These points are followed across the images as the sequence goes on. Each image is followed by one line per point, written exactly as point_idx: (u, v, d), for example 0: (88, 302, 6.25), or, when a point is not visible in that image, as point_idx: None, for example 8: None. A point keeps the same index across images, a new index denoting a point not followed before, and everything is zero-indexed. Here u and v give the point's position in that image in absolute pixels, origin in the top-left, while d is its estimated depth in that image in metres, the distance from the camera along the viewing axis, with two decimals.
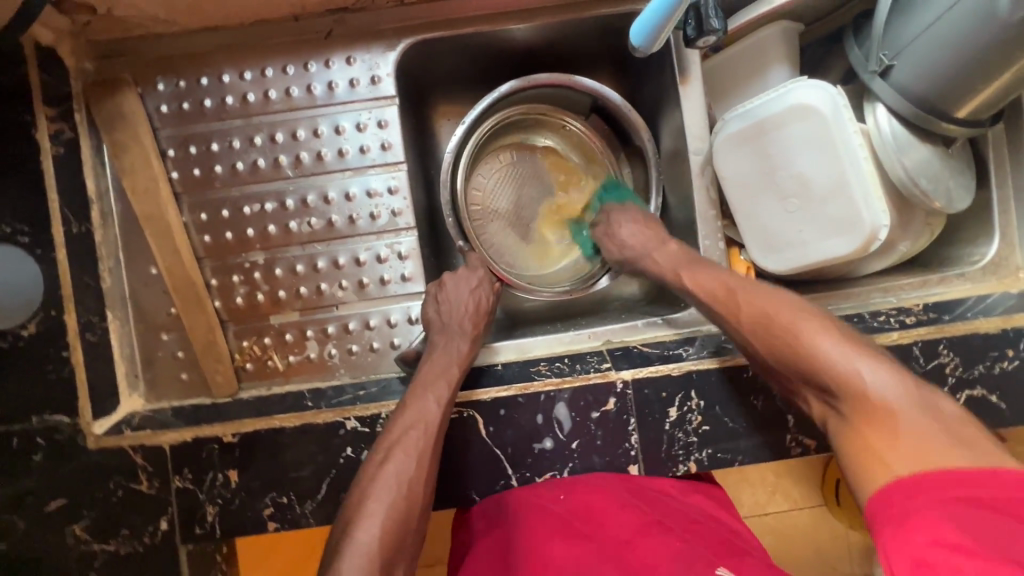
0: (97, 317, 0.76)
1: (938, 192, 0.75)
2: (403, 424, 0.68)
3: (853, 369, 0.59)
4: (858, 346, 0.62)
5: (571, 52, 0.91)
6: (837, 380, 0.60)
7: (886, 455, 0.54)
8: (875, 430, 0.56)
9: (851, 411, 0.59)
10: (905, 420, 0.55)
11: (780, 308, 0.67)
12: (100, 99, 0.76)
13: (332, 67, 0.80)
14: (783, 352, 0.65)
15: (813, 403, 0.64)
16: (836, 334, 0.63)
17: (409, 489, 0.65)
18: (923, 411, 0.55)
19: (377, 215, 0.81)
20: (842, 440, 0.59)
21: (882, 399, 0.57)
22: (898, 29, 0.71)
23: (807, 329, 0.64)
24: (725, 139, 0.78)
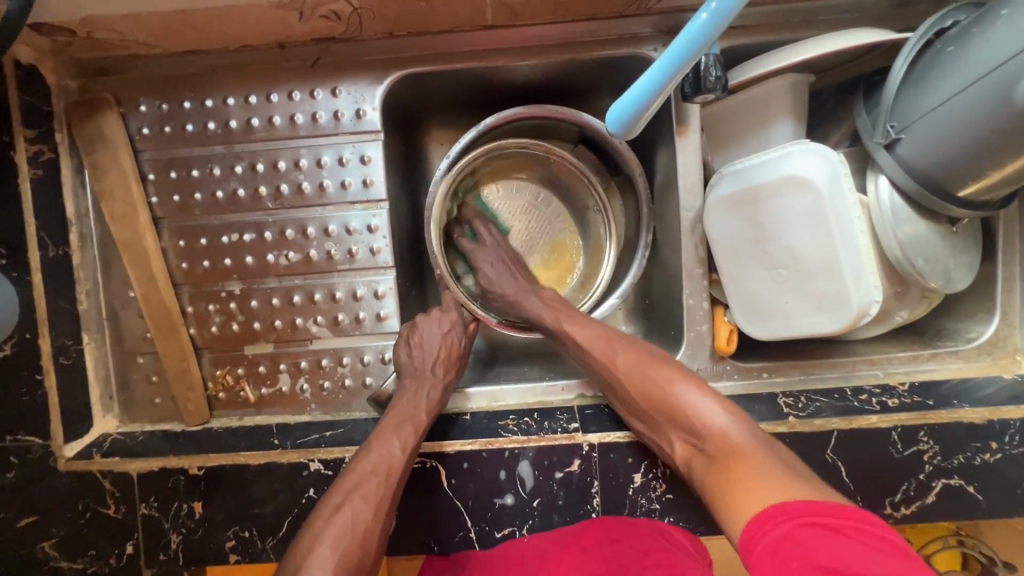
0: (72, 340, 0.77)
1: (935, 272, 0.71)
2: (364, 468, 0.65)
3: (706, 416, 0.63)
4: (718, 396, 0.65)
5: (568, 88, 0.87)
6: (695, 422, 0.63)
7: (749, 487, 0.54)
8: (732, 477, 0.57)
9: (712, 462, 0.60)
10: (750, 453, 0.58)
11: (648, 368, 0.69)
12: (80, 120, 0.75)
13: (317, 97, 0.77)
14: (652, 400, 0.67)
15: (679, 447, 0.65)
16: (699, 385, 0.66)
17: (364, 536, 0.60)
18: (771, 453, 0.58)
19: (355, 252, 0.79)
20: (711, 485, 0.59)
21: (728, 435, 0.60)
22: (909, 101, 0.67)
23: (674, 383, 0.66)
24: (717, 199, 0.75)
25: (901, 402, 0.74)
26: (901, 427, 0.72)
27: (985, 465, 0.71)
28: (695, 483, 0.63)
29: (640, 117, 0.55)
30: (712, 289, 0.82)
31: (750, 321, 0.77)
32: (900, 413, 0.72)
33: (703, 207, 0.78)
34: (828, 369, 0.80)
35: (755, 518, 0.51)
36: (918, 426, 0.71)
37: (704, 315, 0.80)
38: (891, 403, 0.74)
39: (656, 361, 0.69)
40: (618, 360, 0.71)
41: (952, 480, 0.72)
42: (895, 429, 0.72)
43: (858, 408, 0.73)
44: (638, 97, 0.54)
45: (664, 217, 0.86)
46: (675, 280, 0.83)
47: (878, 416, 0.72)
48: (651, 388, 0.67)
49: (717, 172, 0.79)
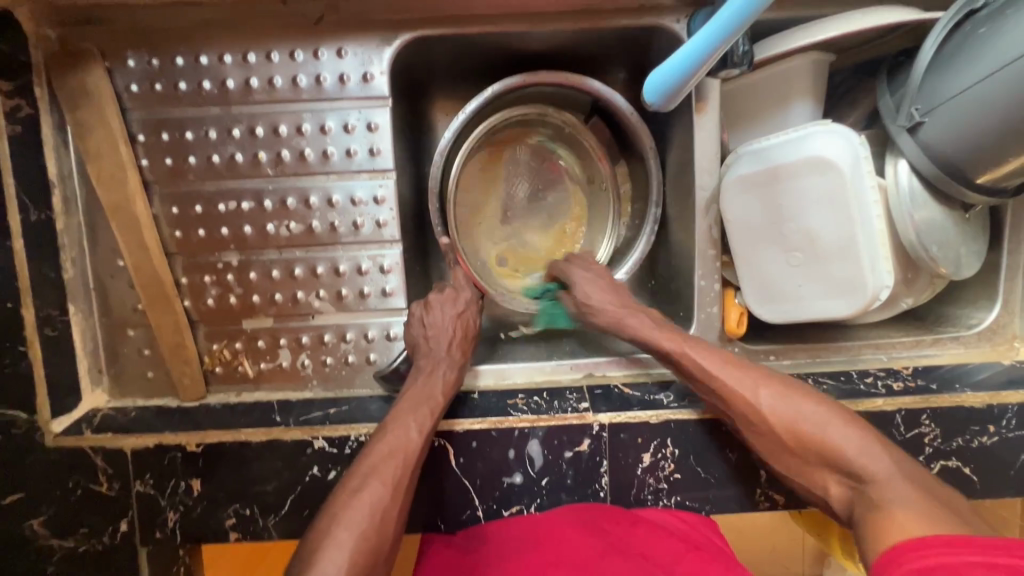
0: (58, 310, 0.72)
1: (947, 258, 0.71)
2: (382, 450, 0.64)
3: (862, 457, 0.61)
4: (872, 436, 0.63)
5: (583, 57, 0.84)
6: (858, 465, 0.61)
7: (901, 528, 0.53)
8: (880, 518, 0.56)
9: (866, 506, 0.59)
10: (907, 503, 0.56)
11: (791, 403, 0.66)
12: (62, 72, 0.69)
13: (321, 58, 0.73)
14: (799, 440, 0.64)
15: (830, 486, 0.64)
16: (849, 424, 0.63)
17: (382, 519, 0.59)
18: (927, 496, 0.57)
19: (360, 224, 0.76)
20: (863, 530, 0.57)
21: (890, 481, 0.59)
22: (936, 83, 0.66)
23: (824, 420, 0.64)
24: (735, 180, 0.74)
25: (905, 386, 0.75)
26: (904, 411, 0.72)
27: (982, 448, 0.73)
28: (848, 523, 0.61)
29: (680, 88, 0.60)
30: (724, 271, 0.81)
31: (761, 303, 0.77)
32: (905, 397, 0.73)
33: (720, 187, 0.77)
34: (833, 353, 0.81)
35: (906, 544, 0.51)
36: (922, 409, 0.72)
37: (715, 296, 0.80)
38: (896, 387, 0.75)
39: (797, 393, 0.67)
40: (758, 394, 0.67)
41: (950, 462, 0.73)
42: (898, 413, 0.72)
43: (865, 391, 0.74)
44: (678, 69, 0.58)
45: (677, 196, 0.84)
46: (686, 260, 0.82)
47: (884, 399, 0.73)
48: (806, 428, 0.64)
49: (734, 152, 0.78)
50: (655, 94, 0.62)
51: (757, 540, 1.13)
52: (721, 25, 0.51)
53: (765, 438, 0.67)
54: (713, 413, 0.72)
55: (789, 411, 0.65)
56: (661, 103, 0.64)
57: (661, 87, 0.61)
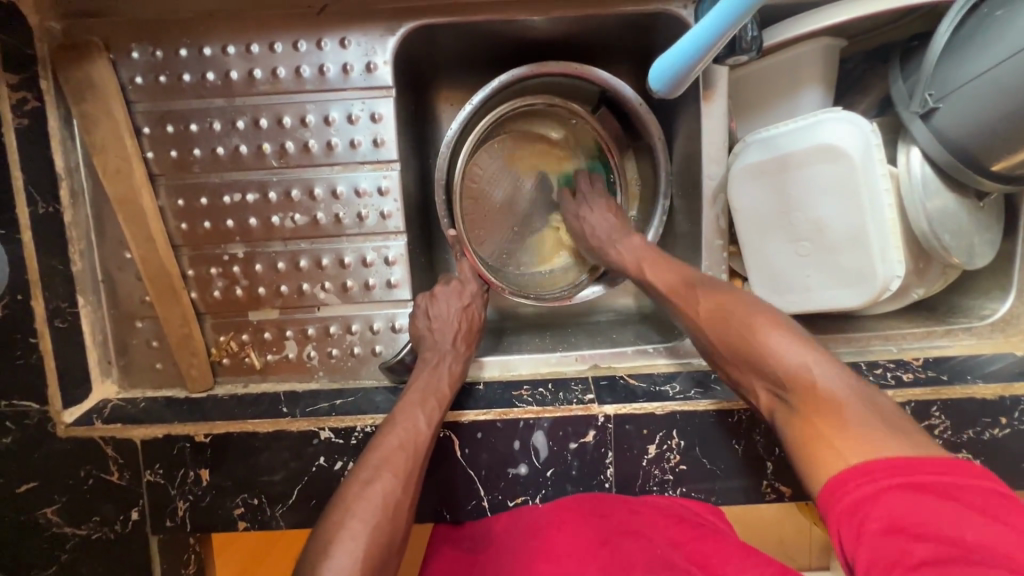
0: (67, 302, 0.73)
1: (960, 248, 0.69)
2: (391, 443, 0.64)
3: (789, 361, 0.57)
4: (812, 343, 0.58)
5: (589, 45, 0.83)
6: (788, 370, 0.56)
7: (833, 446, 0.50)
8: (819, 436, 0.52)
9: (798, 414, 0.55)
10: (846, 408, 0.52)
11: (734, 316, 0.62)
12: (67, 65, 0.69)
13: (324, 48, 0.72)
14: (737, 346, 0.61)
15: (761, 397, 0.60)
16: (789, 330, 0.59)
17: (395, 509, 0.59)
18: (863, 405, 0.52)
19: (364, 216, 0.76)
20: (793, 442, 0.55)
21: (826, 389, 0.54)
22: (950, 68, 0.65)
23: (759, 323, 0.60)
24: (743, 168, 0.74)
25: (916, 376, 0.74)
26: (914, 402, 0.71)
27: (993, 440, 0.72)
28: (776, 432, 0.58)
29: (686, 74, 0.59)
30: (731, 261, 0.81)
31: (768, 294, 0.76)
32: (915, 388, 0.72)
33: (727, 176, 0.76)
34: (842, 344, 0.80)
35: (838, 478, 0.49)
36: (932, 401, 0.71)
37: None
38: (906, 377, 0.74)
39: (743, 305, 0.63)
40: (697, 294, 0.67)
41: (960, 454, 0.72)
42: (908, 404, 0.71)
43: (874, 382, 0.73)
44: (684, 56, 0.57)
45: (684, 187, 0.83)
46: (693, 251, 0.81)
47: (893, 390, 0.72)
48: (738, 333, 0.61)
49: (743, 140, 0.77)
50: (660, 82, 0.61)
51: (762, 530, 1.13)
52: (725, 12, 0.51)
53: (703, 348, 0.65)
54: (720, 405, 0.71)
55: (716, 310, 0.64)
56: (666, 91, 0.63)
57: (668, 71, 0.60)
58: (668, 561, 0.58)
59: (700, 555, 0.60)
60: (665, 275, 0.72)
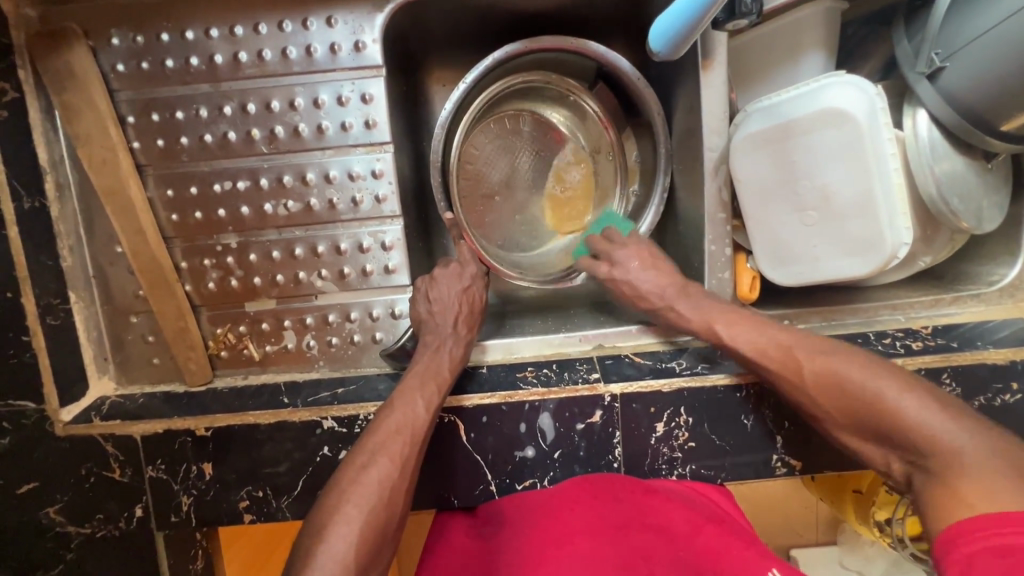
0: (59, 299, 0.71)
1: (968, 212, 0.68)
2: (389, 427, 0.63)
3: (929, 430, 0.54)
4: (949, 407, 0.55)
5: (582, 17, 0.81)
6: (920, 437, 0.54)
7: (966, 501, 0.48)
8: (956, 499, 0.49)
9: (932, 483, 0.52)
10: (988, 473, 0.49)
11: (861, 370, 0.60)
12: (44, 53, 0.67)
13: (311, 28, 0.70)
14: (858, 411, 0.59)
15: (897, 466, 0.57)
16: (924, 393, 0.56)
17: (390, 495, 0.58)
18: (1013, 469, 0.48)
19: (359, 200, 0.74)
20: (925, 504, 0.52)
21: (966, 457, 0.51)
22: (956, 25, 0.62)
23: (886, 384, 0.58)
24: (745, 138, 0.72)
25: (925, 345, 0.73)
26: (924, 370, 0.70)
27: (1005, 406, 0.71)
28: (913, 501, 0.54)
29: (686, 34, 0.57)
30: (734, 236, 0.79)
31: (773, 267, 0.74)
32: (924, 356, 0.71)
33: (729, 147, 0.74)
34: (849, 315, 0.79)
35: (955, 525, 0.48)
36: (943, 367, 0.70)
37: (726, 262, 0.78)
38: (915, 346, 0.73)
39: (863, 360, 0.61)
40: (795, 355, 0.64)
41: None
42: (918, 372, 0.70)
43: (882, 352, 0.72)
44: (682, 14, 0.56)
45: (684, 161, 0.81)
46: (695, 226, 0.80)
47: (902, 359, 0.71)
48: (863, 394, 0.58)
49: (743, 110, 0.75)
50: (659, 43, 0.60)
51: (768, 506, 1.13)
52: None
53: (821, 413, 0.62)
54: (727, 380, 0.70)
55: (820, 369, 0.62)
56: (664, 52, 0.61)
57: (667, 32, 0.58)
58: (688, 566, 0.58)
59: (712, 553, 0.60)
60: (745, 331, 0.67)
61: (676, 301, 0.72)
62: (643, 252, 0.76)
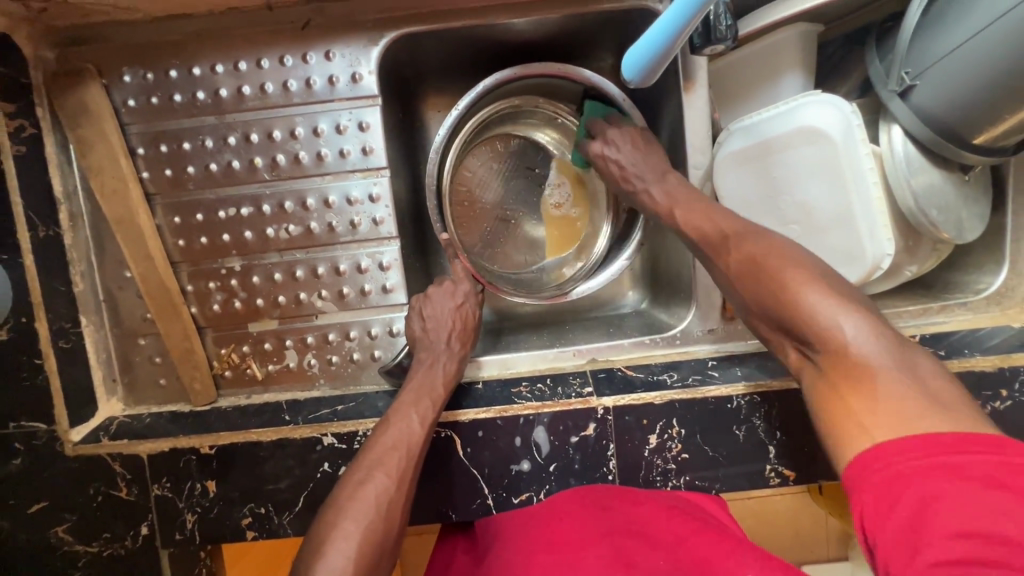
0: (70, 322, 0.74)
1: (948, 223, 0.70)
2: (386, 442, 0.65)
3: (834, 325, 0.55)
4: (853, 303, 0.56)
5: (569, 44, 0.84)
6: (825, 334, 0.55)
7: (855, 412, 0.51)
8: (847, 404, 0.52)
9: (828, 379, 0.55)
10: (883, 377, 0.51)
11: (780, 270, 0.60)
12: (61, 91, 0.71)
13: (310, 62, 0.74)
14: (768, 302, 0.61)
15: (791, 352, 0.60)
16: (831, 291, 0.57)
17: (387, 511, 0.60)
18: (909, 380, 0.50)
19: (357, 223, 0.77)
20: (817, 399, 0.56)
21: (862, 355, 0.53)
22: (924, 46, 0.65)
23: (795, 278, 0.59)
24: (728, 156, 0.74)
25: None
26: None
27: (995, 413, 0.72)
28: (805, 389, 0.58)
29: (659, 62, 0.60)
30: None
31: None
32: None
33: (712, 164, 0.76)
34: None
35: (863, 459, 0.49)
36: None
37: None
38: None
39: (781, 258, 0.61)
40: (728, 247, 0.66)
41: None
42: None
43: None
44: (653, 44, 0.59)
45: None
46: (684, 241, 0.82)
47: None
48: (775, 280, 0.60)
49: (726, 128, 0.77)
50: (632, 72, 0.62)
51: (775, 519, 1.13)
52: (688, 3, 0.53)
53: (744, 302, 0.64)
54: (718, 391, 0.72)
55: (752, 252, 0.63)
56: (636, 81, 0.64)
57: (640, 61, 0.61)
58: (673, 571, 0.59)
59: (696, 555, 0.60)
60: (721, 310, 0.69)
61: (656, 183, 0.76)
62: (636, 137, 0.79)
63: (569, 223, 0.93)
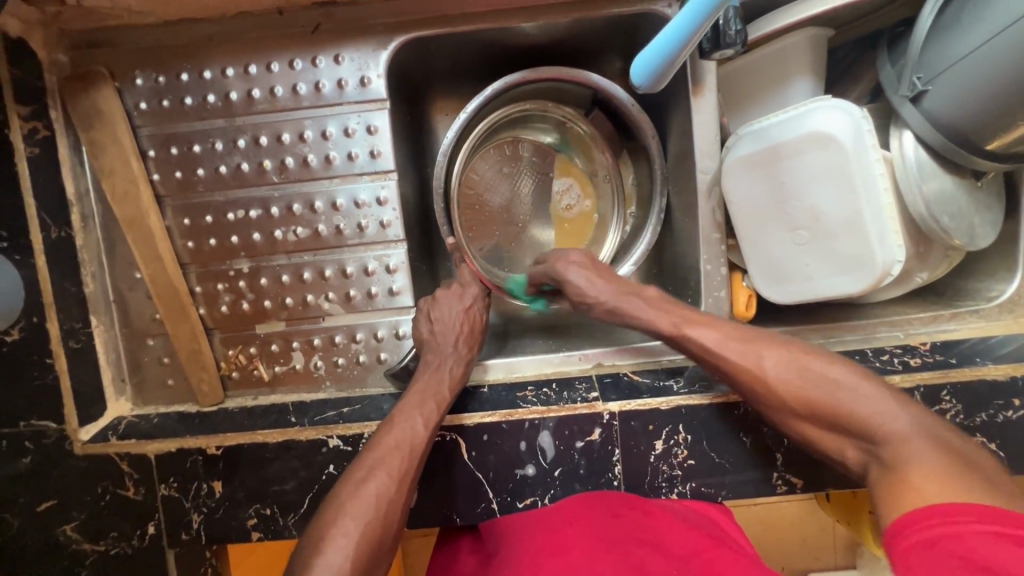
0: (81, 323, 0.75)
1: (960, 229, 0.69)
2: (388, 442, 0.65)
3: (880, 418, 0.56)
4: (891, 392, 0.58)
5: (577, 48, 0.84)
6: (874, 424, 0.56)
7: (917, 490, 0.49)
8: (909, 488, 0.50)
9: (887, 472, 0.53)
10: (936, 459, 0.51)
11: (817, 364, 0.61)
12: (74, 94, 0.72)
13: (319, 65, 0.75)
14: (810, 403, 0.60)
15: (848, 457, 0.58)
16: (868, 384, 0.58)
17: (386, 510, 0.60)
18: (957, 461, 0.51)
19: (364, 226, 0.78)
20: (879, 499, 0.53)
21: (914, 442, 0.53)
22: (935, 51, 0.65)
23: (835, 374, 0.60)
24: (737, 161, 0.74)
25: (923, 361, 0.73)
26: (923, 387, 0.71)
27: (1008, 422, 0.71)
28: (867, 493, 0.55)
29: (667, 68, 0.60)
30: (730, 255, 0.81)
31: (769, 285, 0.76)
32: (923, 372, 0.71)
33: (721, 169, 0.76)
34: (847, 332, 0.79)
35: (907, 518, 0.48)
36: (941, 385, 0.70)
37: (721, 280, 0.79)
38: (914, 363, 0.73)
39: (814, 354, 0.62)
40: (755, 349, 0.64)
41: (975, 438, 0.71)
42: (916, 390, 0.71)
43: (880, 369, 0.72)
44: (661, 51, 0.58)
45: (679, 183, 0.84)
46: (691, 245, 0.82)
47: (901, 375, 0.71)
48: (817, 379, 0.60)
49: (735, 133, 0.77)
50: (641, 77, 0.62)
51: (783, 526, 1.12)
52: (696, 10, 0.53)
53: (779, 409, 0.62)
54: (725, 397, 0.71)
55: (787, 348, 0.63)
56: (646, 84, 0.64)
57: (648, 67, 0.60)
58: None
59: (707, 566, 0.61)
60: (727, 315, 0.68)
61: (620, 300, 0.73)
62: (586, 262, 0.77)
63: (591, 218, 0.94)
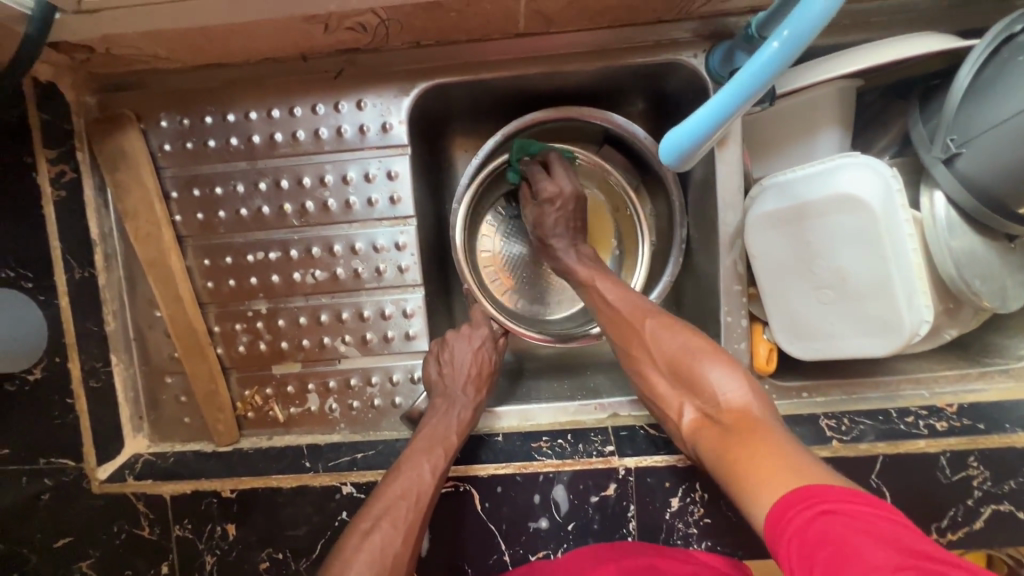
0: (101, 361, 0.76)
1: (992, 292, 0.67)
2: (393, 493, 0.64)
3: (725, 389, 0.59)
4: (741, 369, 0.61)
5: (600, 93, 0.83)
6: (713, 391, 0.60)
7: (751, 466, 0.52)
8: (744, 457, 0.53)
9: (721, 436, 0.57)
10: (767, 426, 0.55)
11: (681, 336, 0.64)
12: (101, 137, 0.73)
13: (341, 110, 0.75)
14: (674, 368, 0.63)
15: (691, 421, 0.62)
16: (721, 355, 0.62)
17: (393, 563, 0.59)
18: (786, 435, 0.54)
19: (383, 270, 0.77)
20: (721, 463, 0.56)
21: (748, 412, 0.57)
22: (973, 112, 0.63)
23: (696, 349, 0.63)
24: (761, 215, 0.73)
25: (950, 426, 0.71)
26: (949, 453, 0.70)
27: None
28: (704, 452, 0.59)
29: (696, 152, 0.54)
30: (749, 306, 0.79)
31: (792, 341, 0.74)
32: (949, 438, 0.70)
33: (745, 223, 0.75)
34: (871, 389, 0.77)
35: (770, 519, 0.47)
36: (969, 451, 0.69)
37: (742, 332, 0.77)
38: (940, 427, 0.71)
39: (683, 328, 0.65)
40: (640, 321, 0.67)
41: (1001, 506, 0.70)
42: (943, 454, 0.70)
43: (904, 433, 0.71)
44: (695, 133, 0.52)
45: (702, 230, 0.82)
46: (712, 295, 0.81)
47: (927, 441, 0.70)
48: (683, 352, 0.63)
49: (760, 183, 0.76)
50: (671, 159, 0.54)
51: None
52: (742, 89, 0.48)
53: (651, 373, 0.66)
54: None
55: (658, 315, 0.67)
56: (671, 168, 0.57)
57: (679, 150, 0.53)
58: None
59: None
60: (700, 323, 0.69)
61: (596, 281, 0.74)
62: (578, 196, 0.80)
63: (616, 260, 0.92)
